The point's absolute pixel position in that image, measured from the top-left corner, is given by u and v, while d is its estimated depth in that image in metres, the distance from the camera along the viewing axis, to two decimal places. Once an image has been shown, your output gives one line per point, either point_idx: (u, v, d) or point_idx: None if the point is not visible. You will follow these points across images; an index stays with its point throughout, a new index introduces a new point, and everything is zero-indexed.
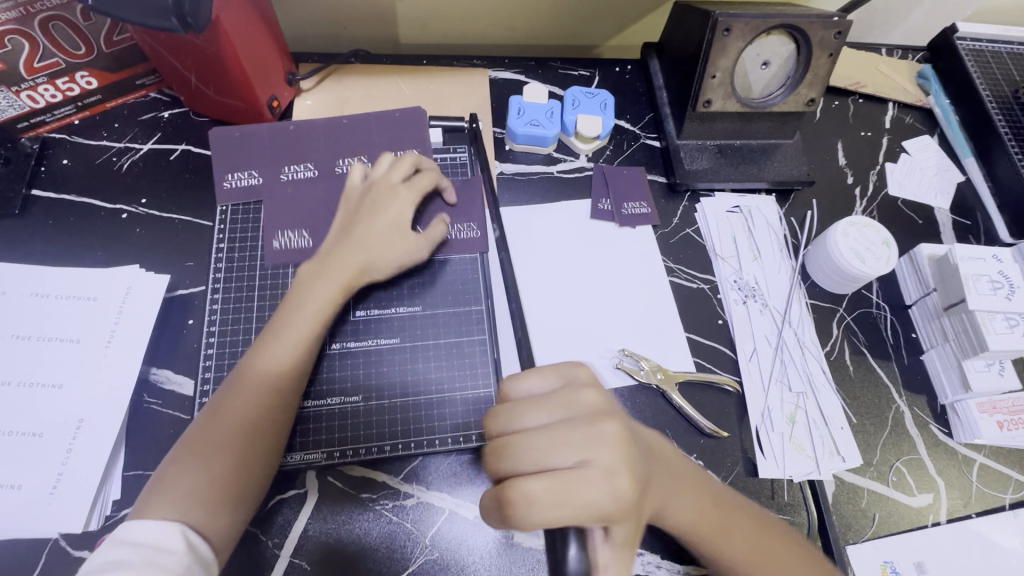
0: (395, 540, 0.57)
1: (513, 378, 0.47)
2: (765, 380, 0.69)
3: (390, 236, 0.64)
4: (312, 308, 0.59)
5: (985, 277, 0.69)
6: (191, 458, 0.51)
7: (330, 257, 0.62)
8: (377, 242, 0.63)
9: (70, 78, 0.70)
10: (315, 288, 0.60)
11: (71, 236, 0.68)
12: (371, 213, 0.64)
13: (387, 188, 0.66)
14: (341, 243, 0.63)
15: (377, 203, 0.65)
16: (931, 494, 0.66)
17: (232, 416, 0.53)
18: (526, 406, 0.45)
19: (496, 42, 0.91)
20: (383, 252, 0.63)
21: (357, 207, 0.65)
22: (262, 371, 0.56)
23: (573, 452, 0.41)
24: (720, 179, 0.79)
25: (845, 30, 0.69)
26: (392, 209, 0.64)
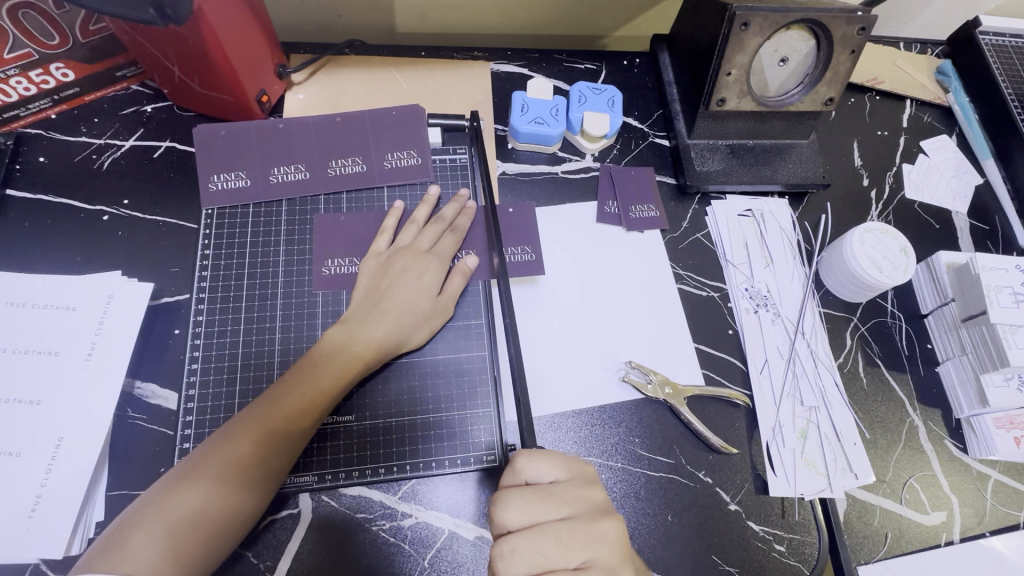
0: (392, 563, 0.55)
1: (527, 461, 0.48)
2: (776, 394, 0.66)
3: (418, 315, 0.60)
4: (369, 331, 0.58)
5: (1008, 289, 0.66)
6: (202, 470, 0.50)
7: (356, 328, 0.58)
8: (403, 313, 0.60)
9: (45, 70, 0.68)
10: (368, 326, 0.58)
11: (48, 238, 0.64)
12: (397, 284, 0.61)
13: (415, 257, 0.62)
14: (367, 317, 0.59)
15: (404, 272, 0.61)
16: (945, 512, 0.64)
17: (273, 412, 0.53)
18: (538, 496, 0.47)
19: (497, 31, 0.86)
20: (410, 326, 0.60)
21: (383, 277, 0.61)
22: (312, 377, 0.55)
23: (577, 551, 0.44)
24: (732, 181, 0.75)
25: (868, 25, 0.65)
26: (422, 278, 0.61)
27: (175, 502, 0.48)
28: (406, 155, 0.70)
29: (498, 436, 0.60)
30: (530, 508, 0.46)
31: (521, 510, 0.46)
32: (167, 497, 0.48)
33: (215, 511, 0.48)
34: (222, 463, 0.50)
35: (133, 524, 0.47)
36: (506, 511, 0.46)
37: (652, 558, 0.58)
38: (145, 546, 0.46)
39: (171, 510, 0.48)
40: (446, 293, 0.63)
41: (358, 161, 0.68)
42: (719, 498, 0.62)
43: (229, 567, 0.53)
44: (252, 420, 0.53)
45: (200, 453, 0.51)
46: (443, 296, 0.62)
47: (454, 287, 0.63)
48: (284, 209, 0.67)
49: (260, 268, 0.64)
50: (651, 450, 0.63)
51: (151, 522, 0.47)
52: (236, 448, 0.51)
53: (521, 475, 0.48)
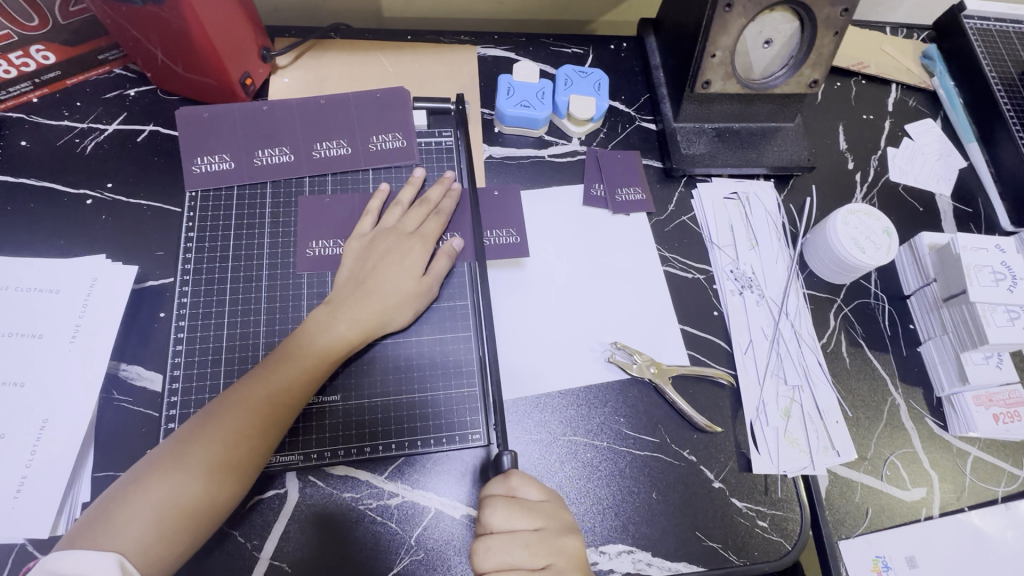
0: (379, 540, 0.55)
1: (520, 477, 0.51)
2: (760, 374, 0.67)
3: (403, 297, 0.60)
4: (353, 314, 0.58)
5: (987, 269, 0.67)
6: (186, 449, 0.50)
7: (338, 309, 0.58)
8: (388, 296, 0.60)
9: (25, 52, 0.66)
10: (354, 304, 0.59)
11: (31, 222, 0.64)
12: (382, 267, 0.61)
13: (400, 239, 0.63)
14: (349, 297, 0.59)
15: (389, 255, 0.61)
16: (925, 487, 0.65)
17: (255, 395, 0.53)
18: (520, 507, 0.50)
19: (484, 16, 0.86)
20: (395, 308, 0.60)
21: (367, 258, 0.62)
22: (295, 360, 0.55)
23: (542, 559, 0.48)
24: (718, 164, 0.75)
25: (851, 7, 0.65)
26: (406, 261, 0.61)
27: (159, 480, 0.48)
28: (391, 138, 0.69)
29: (483, 417, 0.60)
30: (510, 516, 0.49)
31: (502, 516, 0.49)
32: (151, 475, 0.49)
33: (199, 489, 0.49)
34: (208, 441, 0.50)
35: (118, 501, 0.47)
36: (491, 514, 0.50)
37: (636, 534, 0.59)
38: (131, 522, 0.46)
39: (155, 487, 0.48)
40: (432, 274, 0.63)
41: (343, 144, 0.68)
42: (703, 475, 0.62)
43: (216, 546, 0.54)
44: (237, 399, 0.53)
45: (185, 432, 0.51)
46: (430, 276, 0.62)
47: (440, 267, 0.63)
48: (269, 192, 0.67)
49: (245, 250, 0.64)
50: (635, 429, 0.63)
51: (136, 500, 0.47)
52: (222, 428, 0.51)
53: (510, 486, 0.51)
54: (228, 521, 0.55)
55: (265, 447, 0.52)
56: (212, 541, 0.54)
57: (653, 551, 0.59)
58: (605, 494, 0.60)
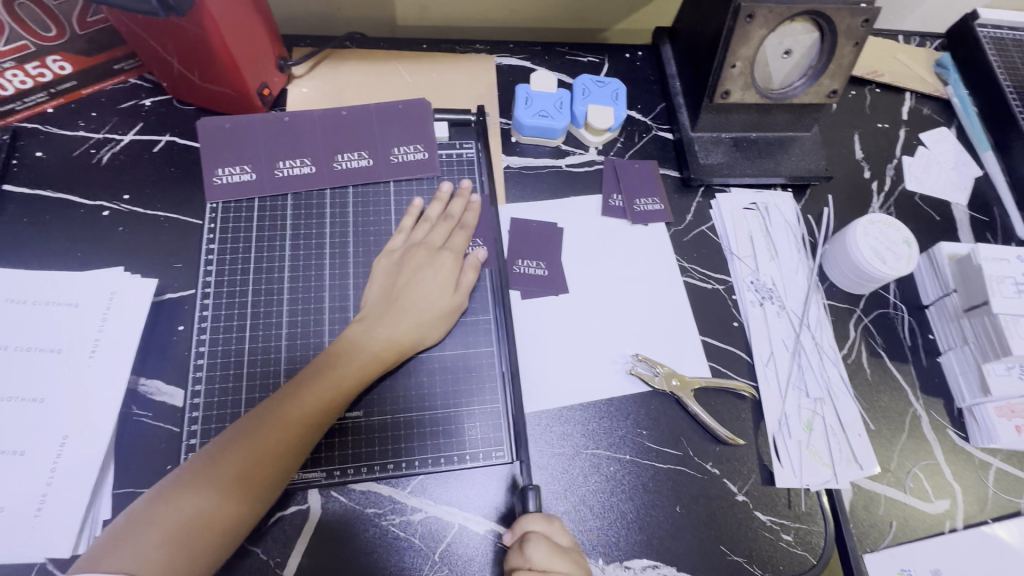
0: (402, 556, 0.55)
1: (558, 519, 0.52)
2: (782, 386, 0.67)
3: (435, 314, 0.60)
4: (387, 331, 0.58)
5: (1009, 279, 0.66)
6: (216, 467, 0.49)
7: (374, 328, 0.58)
8: (420, 313, 0.59)
9: (42, 63, 0.64)
10: (387, 323, 0.58)
11: (47, 234, 0.63)
12: (415, 285, 0.61)
13: (429, 254, 0.63)
14: (382, 315, 0.59)
15: (420, 270, 0.61)
16: (948, 500, 0.65)
17: (287, 413, 0.52)
18: (556, 549, 0.50)
19: (499, 25, 0.86)
20: (428, 325, 0.60)
21: (398, 275, 0.62)
22: (330, 379, 0.55)
23: None
24: (737, 174, 0.75)
25: (872, 17, 0.65)
26: (439, 273, 0.61)
27: (186, 500, 0.47)
28: (412, 150, 0.69)
29: (506, 433, 0.60)
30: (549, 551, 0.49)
31: (541, 553, 0.49)
32: (179, 493, 0.47)
33: (229, 509, 0.48)
34: (239, 456, 0.50)
35: (145, 521, 0.46)
36: (530, 550, 0.49)
37: (660, 548, 0.59)
38: (155, 543, 0.45)
39: (182, 508, 0.47)
40: (462, 289, 0.62)
41: (364, 155, 0.68)
42: (727, 489, 0.62)
43: (237, 561, 0.53)
44: (268, 417, 0.52)
45: (213, 450, 0.50)
46: (459, 291, 0.62)
47: (468, 280, 0.63)
48: (289, 204, 0.66)
49: (265, 265, 0.63)
50: (658, 442, 0.63)
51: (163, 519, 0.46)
52: (251, 446, 0.50)
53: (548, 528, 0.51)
54: (250, 538, 0.54)
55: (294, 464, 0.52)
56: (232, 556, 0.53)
57: (678, 566, 0.58)
58: (629, 507, 0.60)
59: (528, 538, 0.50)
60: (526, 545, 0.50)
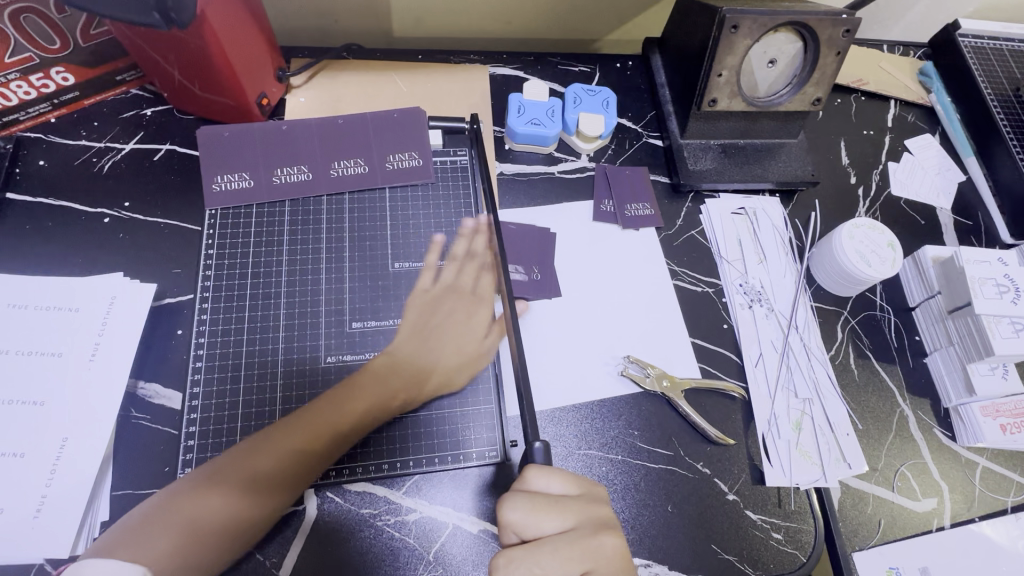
0: (397, 556, 0.55)
1: (538, 470, 0.49)
2: (771, 387, 0.68)
3: (464, 361, 0.63)
4: (417, 368, 0.62)
5: (991, 281, 0.68)
6: (231, 471, 0.54)
7: (403, 360, 0.62)
8: (450, 356, 0.63)
9: (45, 74, 0.67)
10: (414, 358, 0.62)
11: (48, 241, 0.64)
12: (443, 329, 0.64)
13: (461, 299, 0.66)
14: (411, 349, 0.63)
15: (451, 314, 0.65)
16: (936, 498, 0.66)
17: (308, 431, 0.57)
18: (543, 504, 0.47)
19: (492, 36, 0.88)
20: (455, 368, 0.63)
21: (430, 315, 0.65)
22: (354, 403, 0.59)
23: (576, 563, 0.45)
24: (725, 180, 0.77)
25: (853, 28, 0.67)
26: (470, 322, 0.65)
27: (193, 505, 0.51)
28: (407, 156, 0.71)
29: (500, 434, 0.61)
30: (532, 515, 0.47)
31: (524, 515, 0.47)
32: (199, 492, 0.53)
33: (234, 516, 0.52)
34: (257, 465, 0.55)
35: (156, 518, 0.51)
36: (511, 514, 0.47)
37: (652, 547, 0.59)
38: (163, 537, 0.49)
39: (192, 507, 0.51)
40: (490, 339, 0.65)
41: (359, 162, 0.69)
42: (717, 488, 0.63)
43: (233, 562, 0.53)
44: (286, 434, 0.57)
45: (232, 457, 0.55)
46: (487, 338, 0.65)
47: (497, 332, 0.65)
48: (287, 210, 0.68)
49: (263, 269, 0.65)
50: (649, 442, 0.64)
51: (169, 520, 0.50)
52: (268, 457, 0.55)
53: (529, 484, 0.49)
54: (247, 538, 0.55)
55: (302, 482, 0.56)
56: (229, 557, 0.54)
57: (669, 564, 0.59)
58: (621, 507, 0.60)
59: (508, 499, 0.48)
60: (505, 508, 0.47)
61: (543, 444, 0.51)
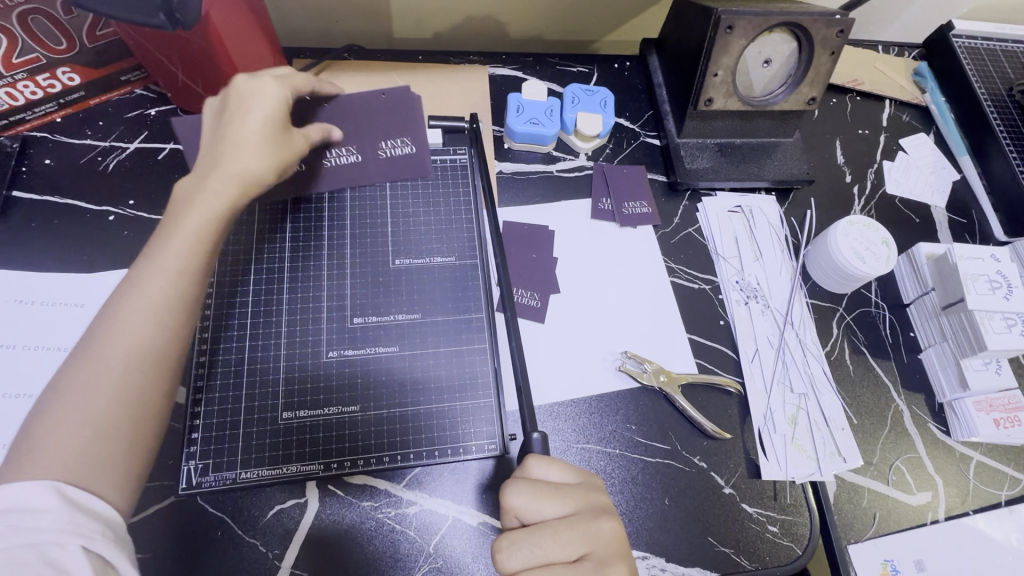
0: (397, 548, 0.56)
1: (539, 460, 0.50)
2: (767, 382, 0.69)
3: (266, 128, 0.53)
4: (194, 221, 0.51)
5: (983, 277, 0.69)
6: (103, 346, 0.45)
7: (201, 189, 0.52)
8: (246, 138, 0.52)
9: (52, 74, 0.67)
10: (195, 204, 0.51)
11: (54, 238, 0.65)
12: (234, 143, 0.52)
13: (252, 79, 0.54)
14: (206, 173, 0.52)
15: (240, 102, 0.53)
16: (930, 492, 0.67)
17: (151, 287, 0.47)
18: (543, 491, 0.48)
19: (491, 37, 0.89)
20: (259, 164, 0.53)
21: (222, 118, 0.53)
22: (155, 271, 0.48)
23: (575, 547, 0.46)
24: (721, 178, 0.78)
25: (846, 28, 0.68)
26: (265, 97, 0.53)
27: (88, 391, 0.44)
28: (400, 143, 0.64)
29: (498, 427, 0.62)
30: (533, 500, 0.48)
31: (525, 499, 0.48)
32: (80, 372, 0.44)
33: (143, 390, 0.45)
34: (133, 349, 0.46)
35: (36, 433, 0.42)
36: (513, 499, 0.48)
37: (650, 539, 0.60)
38: (60, 447, 0.42)
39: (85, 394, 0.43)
40: (306, 134, 0.56)
41: (351, 151, 0.63)
42: (714, 481, 0.64)
43: (234, 551, 0.55)
44: (154, 311, 0.47)
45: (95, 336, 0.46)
46: (302, 134, 0.56)
47: (319, 127, 0.57)
48: (289, 207, 0.69)
49: (266, 266, 0.66)
50: (646, 436, 0.65)
51: (66, 423, 0.42)
52: (140, 333, 0.46)
53: (530, 471, 0.50)
54: (246, 528, 0.56)
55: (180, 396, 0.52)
56: (231, 547, 0.55)
57: (666, 556, 0.60)
58: (619, 499, 0.61)
59: (510, 485, 0.49)
60: (507, 493, 0.48)
61: (541, 435, 0.53)
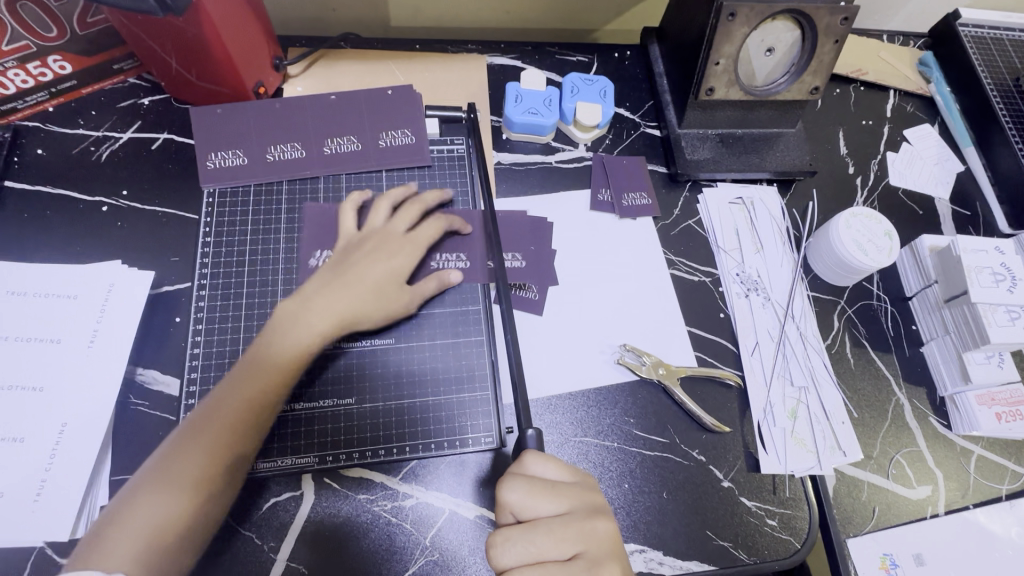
0: (394, 541, 0.56)
1: (535, 457, 0.50)
2: (767, 375, 0.68)
3: (381, 295, 0.60)
4: (308, 325, 0.57)
5: (987, 270, 0.68)
6: (172, 473, 0.49)
7: (312, 301, 0.58)
8: (369, 290, 0.59)
9: (42, 62, 0.66)
10: (326, 300, 0.58)
11: (47, 229, 0.64)
12: (367, 263, 0.60)
13: (387, 240, 0.63)
14: (327, 284, 0.59)
15: (372, 254, 0.61)
16: (930, 486, 0.66)
17: (229, 400, 0.53)
18: (540, 488, 0.48)
19: (490, 26, 0.88)
20: (373, 310, 0.59)
21: (352, 255, 0.61)
22: (278, 343, 0.56)
23: (570, 545, 0.46)
24: (722, 169, 0.77)
25: (851, 16, 0.67)
26: (391, 261, 0.61)
27: (138, 493, 0.48)
28: (400, 134, 0.71)
29: (495, 420, 0.61)
30: (529, 498, 0.47)
31: (521, 496, 0.47)
32: (144, 495, 0.48)
33: (173, 518, 0.48)
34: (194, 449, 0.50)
35: (109, 527, 0.47)
36: (509, 496, 0.47)
37: (648, 533, 0.60)
38: (122, 555, 0.46)
39: (136, 518, 0.47)
40: (416, 291, 0.62)
41: (352, 139, 0.70)
42: (712, 475, 0.63)
43: (230, 545, 0.54)
44: (201, 430, 0.51)
45: (166, 451, 0.51)
46: (412, 292, 0.62)
47: (428, 288, 0.63)
48: (284, 197, 0.68)
49: (260, 256, 0.65)
50: (645, 429, 0.64)
51: (140, 496, 0.48)
52: (191, 457, 0.50)
53: (527, 468, 0.50)
54: (241, 521, 0.55)
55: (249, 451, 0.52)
56: (225, 540, 0.55)
57: (664, 550, 0.59)
58: (618, 493, 0.61)
59: (506, 482, 0.48)
60: (504, 490, 0.48)
61: (535, 431, 0.53)
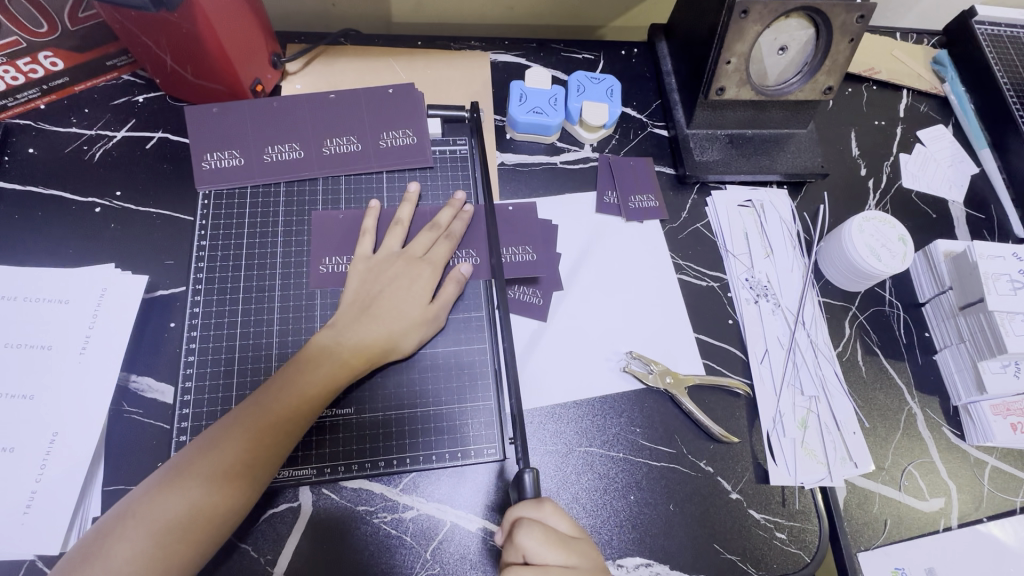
0: (394, 554, 0.54)
1: (552, 506, 0.49)
2: (776, 384, 0.66)
3: (410, 323, 0.59)
4: (352, 336, 0.57)
5: (1005, 277, 0.66)
6: (193, 468, 0.49)
7: (342, 334, 0.57)
8: (394, 321, 0.58)
9: (32, 58, 0.67)
10: (358, 328, 0.57)
11: (38, 231, 0.63)
12: (392, 294, 0.60)
13: (409, 264, 0.61)
14: (354, 321, 0.58)
15: (395, 281, 0.60)
16: (943, 498, 0.65)
17: (275, 402, 0.53)
18: (554, 539, 0.47)
19: (493, 22, 0.86)
20: (403, 332, 0.59)
21: (374, 282, 0.60)
22: (327, 352, 0.56)
23: None
24: (731, 171, 0.75)
25: (867, 13, 0.65)
26: (414, 287, 0.60)
27: (161, 486, 0.48)
28: (400, 134, 0.69)
29: (498, 431, 0.60)
30: (544, 546, 0.46)
31: (534, 544, 0.46)
32: (160, 492, 0.47)
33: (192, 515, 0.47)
34: (222, 445, 0.50)
35: (111, 534, 0.46)
36: (523, 539, 0.46)
37: (654, 546, 0.58)
38: (129, 555, 0.45)
39: (152, 514, 0.47)
40: (439, 302, 0.61)
41: (351, 140, 0.68)
42: (720, 486, 0.62)
43: (226, 557, 0.53)
44: (234, 429, 0.51)
45: (193, 448, 0.50)
46: (436, 303, 0.61)
47: (448, 294, 0.62)
48: (282, 199, 0.66)
49: (257, 260, 0.63)
50: (651, 440, 0.63)
51: (160, 488, 0.48)
52: (222, 453, 0.50)
53: (543, 513, 0.48)
54: (238, 534, 0.54)
55: (267, 470, 0.51)
56: (222, 552, 0.53)
57: (670, 564, 0.58)
58: (624, 505, 0.59)
59: (521, 526, 0.47)
60: (519, 534, 0.47)
61: (533, 473, 0.51)
